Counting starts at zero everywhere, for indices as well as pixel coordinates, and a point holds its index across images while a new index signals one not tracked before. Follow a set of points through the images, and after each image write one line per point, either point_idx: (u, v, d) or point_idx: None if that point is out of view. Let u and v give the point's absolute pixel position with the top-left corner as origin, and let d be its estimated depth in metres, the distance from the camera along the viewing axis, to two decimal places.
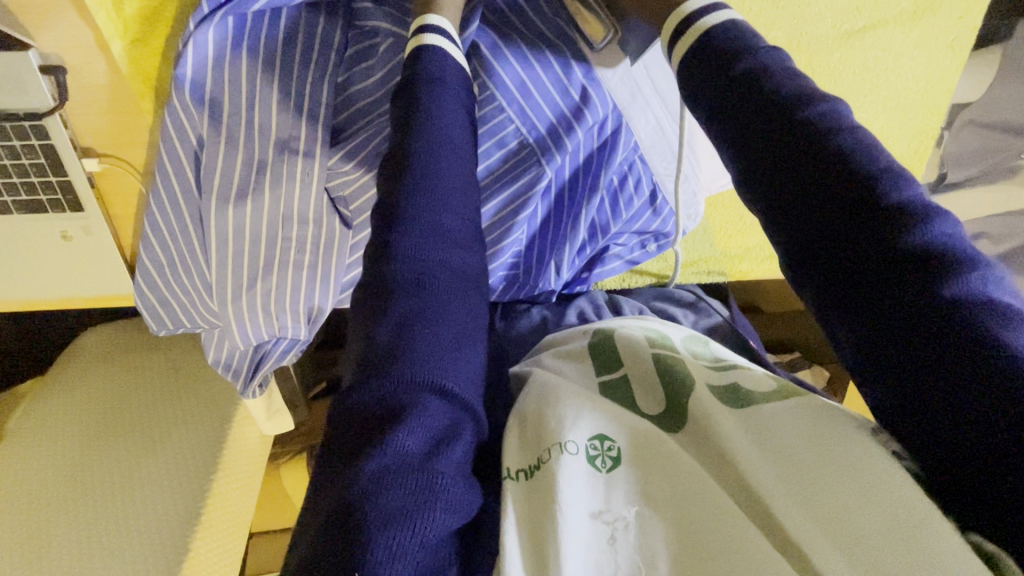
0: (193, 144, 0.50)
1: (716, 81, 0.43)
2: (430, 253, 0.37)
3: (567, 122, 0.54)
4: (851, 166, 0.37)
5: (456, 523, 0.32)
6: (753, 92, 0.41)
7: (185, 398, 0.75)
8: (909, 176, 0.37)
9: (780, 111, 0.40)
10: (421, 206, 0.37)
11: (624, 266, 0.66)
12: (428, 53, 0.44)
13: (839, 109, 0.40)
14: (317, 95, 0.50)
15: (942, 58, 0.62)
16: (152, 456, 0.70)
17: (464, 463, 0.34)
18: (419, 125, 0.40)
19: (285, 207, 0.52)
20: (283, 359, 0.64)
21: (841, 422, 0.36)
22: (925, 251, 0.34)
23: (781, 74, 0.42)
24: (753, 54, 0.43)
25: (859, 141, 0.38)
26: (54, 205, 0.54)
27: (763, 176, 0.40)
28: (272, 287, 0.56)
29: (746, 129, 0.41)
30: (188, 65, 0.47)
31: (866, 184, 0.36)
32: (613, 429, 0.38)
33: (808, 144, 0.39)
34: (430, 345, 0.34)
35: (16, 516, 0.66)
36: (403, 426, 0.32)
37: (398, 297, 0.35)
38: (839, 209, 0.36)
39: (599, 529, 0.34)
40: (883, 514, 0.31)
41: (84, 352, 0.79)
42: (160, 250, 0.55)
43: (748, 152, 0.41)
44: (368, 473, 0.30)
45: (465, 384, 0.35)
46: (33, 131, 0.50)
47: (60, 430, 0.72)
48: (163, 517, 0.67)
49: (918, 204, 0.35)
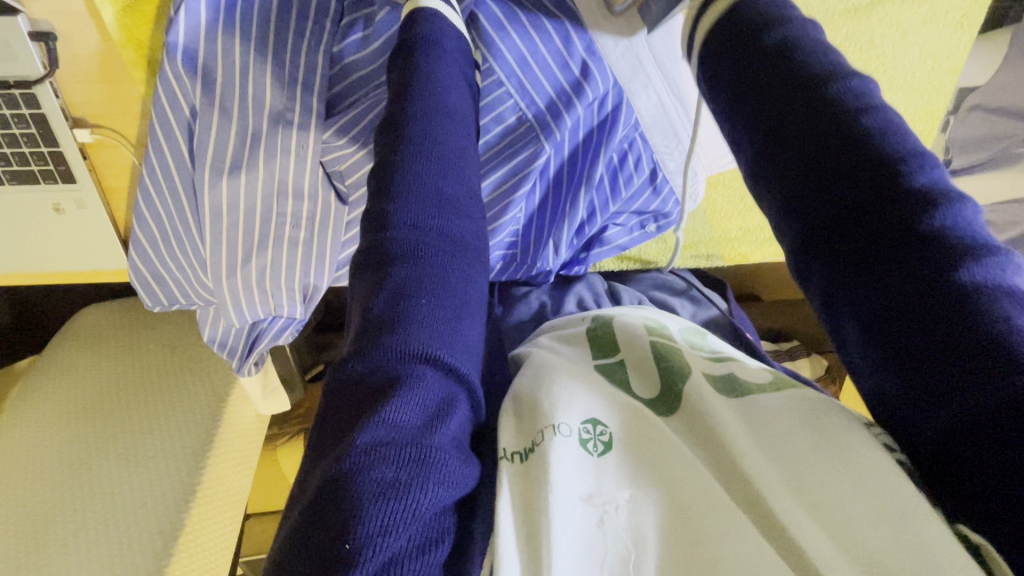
0: (186, 115, 0.50)
1: (748, 47, 0.40)
2: (424, 220, 0.36)
3: (567, 97, 0.53)
4: (876, 145, 0.35)
5: (451, 497, 0.32)
6: (781, 66, 0.39)
7: (180, 378, 0.74)
8: (931, 160, 0.36)
9: (807, 83, 0.38)
10: (417, 173, 0.37)
11: (617, 250, 0.65)
12: (425, 18, 0.42)
13: (870, 90, 0.38)
14: (312, 66, 0.49)
15: (951, 35, 0.60)
16: (148, 434, 0.70)
17: (459, 437, 0.33)
18: (414, 91, 0.39)
19: (280, 181, 0.52)
20: (278, 338, 0.64)
21: (842, 418, 0.37)
22: (945, 237, 0.32)
23: (812, 48, 0.40)
24: (788, 29, 0.40)
25: (886, 121, 0.36)
26: (46, 176, 0.54)
27: (782, 146, 0.38)
28: (269, 263, 0.56)
29: (769, 99, 0.39)
30: (180, 32, 0.46)
31: (888, 163, 0.34)
32: (607, 414, 0.38)
33: (834, 124, 0.36)
34: (425, 315, 0.34)
35: (15, 491, 0.66)
36: (398, 397, 0.31)
37: (395, 266, 0.35)
38: (857, 187, 0.35)
39: (589, 512, 0.33)
40: (876, 509, 0.32)
41: (79, 330, 0.79)
42: (154, 224, 0.55)
43: (769, 127, 0.39)
44: (361, 446, 0.30)
45: (460, 355, 0.35)
46: (23, 99, 0.49)
47: (58, 406, 0.72)
48: (160, 492, 0.67)
49: (941, 188, 0.34)
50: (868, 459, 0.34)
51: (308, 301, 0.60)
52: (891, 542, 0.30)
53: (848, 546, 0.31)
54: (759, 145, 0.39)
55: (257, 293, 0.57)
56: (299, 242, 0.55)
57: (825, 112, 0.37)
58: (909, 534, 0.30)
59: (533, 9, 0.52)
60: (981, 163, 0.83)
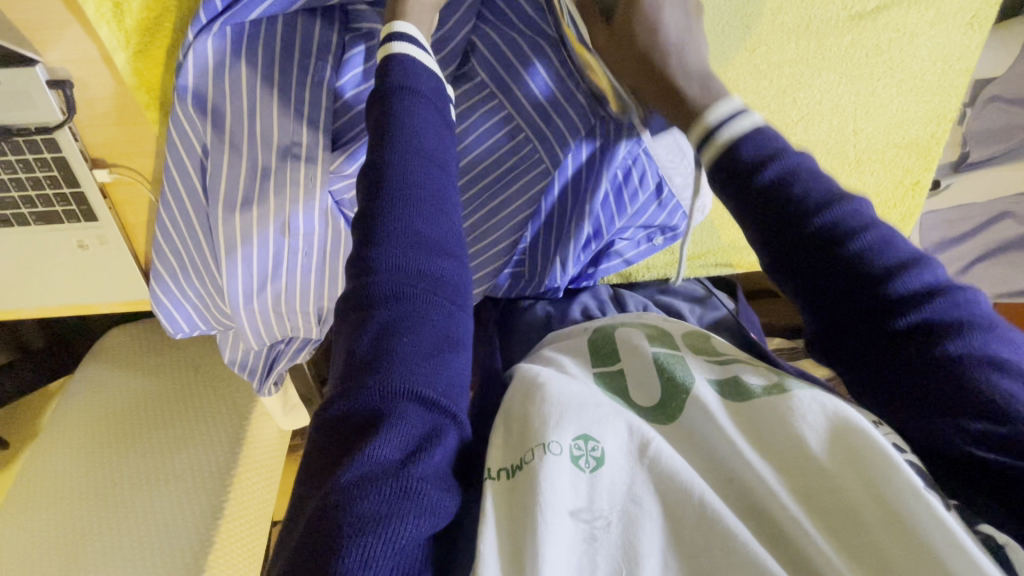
0: (198, 153, 0.51)
1: (741, 190, 0.43)
2: (408, 264, 0.37)
3: (568, 117, 0.53)
4: (874, 270, 0.38)
5: (431, 528, 0.32)
6: (777, 203, 0.41)
7: (204, 397, 0.77)
8: (923, 259, 0.40)
9: (799, 217, 0.40)
10: (404, 221, 0.38)
11: (631, 260, 0.64)
12: (397, 63, 0.43)
13: (858, 206, 0.41)
14: (316, 101, 0.50)
15: (961, 35, 0.60)
16: (176, 452, 0.73)
17: (443, 468, 0.35)
18: (395, 138, 0.40)
19: (288, 212, 0.53)
20: (297, 357, 0.65)
21: (845, 411, 0.35)
22: (951, 347, 0.36)
23: (802, 172, 0.42)
24: (776, 159, 0.42)
25: (881, 237, 0.40)
26: (69, 215, 0.56)
27: (787, 270, 0.41)
28: (281, 289, 0.57)
29: (771, 226, 0.41)
30: (189, 75, 0.47)
31: (890, 283, 0.38)
32: (598, 429, 0.36)
33: (837, 259, 0.39)
34: (406, 355, 0.35)
35: (55, 511, 0.69)
36: (380, 435, 0.33)
37: (378, 308, 0.36)
38: (861, 306, 0.39)
39: (579, 528, 0.33)
40: (870, 490, 0.32)
41: (107, 352, 0.81)
42: (171, 254, 0.56)
43: (786, 262, 0.41)
44: (345, 482, 0.31)
45: (444, 391, 0.36)
46: (45, 144, 0.51)
47: (89, 428, 0.75)
48: (189, 509, 0.69)
49: (936, 289, 0.38)
50: (866, 449, 0.33)
51: (323, 323, 0.61)
52: (900, 548, 0.30)
53: (856, 544, 0.31)
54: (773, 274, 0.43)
55: (272, 317, 0.59)
56: (311, 267, 0.56)
57: (819, 242, 0.40)
58: (904, 519, 0.30)
59: (531, 33, 0.52)
60: (995, 156, 0.84)
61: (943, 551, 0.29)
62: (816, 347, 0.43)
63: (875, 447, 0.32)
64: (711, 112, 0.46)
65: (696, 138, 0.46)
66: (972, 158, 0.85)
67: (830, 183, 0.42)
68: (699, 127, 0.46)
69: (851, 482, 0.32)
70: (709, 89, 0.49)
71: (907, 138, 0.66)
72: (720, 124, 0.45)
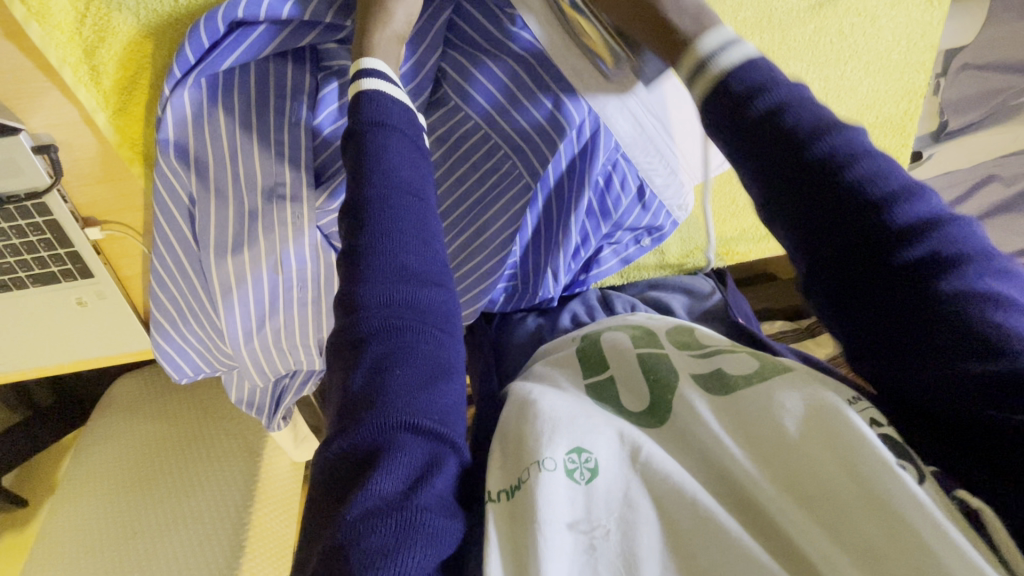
0: (185, 203, 0.52)
1: (732, 117, 0.41)
2: (392, 296, 0.38)
3: (546, 132, 0.54)
4: (869, 199, 0.37)
5: (436, 557, 0.33)
6: (771, 132, 0.40)
7: (215, 436, 0.78)
8: (919, 189, 0.38)
9: (798, 150, 0.39)
10: (388, 253, 0.39)
11: (620, 264, 0.65)
12: (369, 99, 0.44)
13: (857, 139, 0.39)
14: (296, 141, 0.51)
15: (921, 12, 0.61)
16: (192, 495, 0.73)
17: (447, 495, 0.35)
18: (369, 170, 0.41)
19: (279, 250, 0.54)
20: (303, 390, 0.66)
21: (826, 397, 0.35)
22: (951, 285, 0.34)
23: (796, 105, 0.40)
24: (767, 92, 0.41)
25: (875, 168, 0.38)
26: (66, 274, 0.57)
27: (781, 197, 0.39)
28: (279, 327, 0.58)
29: (766, 154, 0.40)
30: (169, 128, 0.49)
31: (883, 211, 0.36)
32: (590, 440, 0.37)
33: (838, 197, 0.37)
34: (401, 387, 0.36)
35: (78, 564, 0.70)
36: (380, 469, 0.33)
37: (369, 343, 0.37)
38: (864, 250, 0.37)
39: (577, 540, 0.33)
40: (851, 473, 0.32)
41: (115, 402, 0.82)
42: (169, 303, 0.57)
43: (793, 207, 0.39)
44: (350, 518, 0.32)
45: (439, 418, 0.37)
46: (36, 209, 0.52)
47: (103, 480, 0.75)
48: (209, 550, 0.70)
49: (931, 220, 0.36)
50: (845, 431, 0.33)
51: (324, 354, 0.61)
52: (895, 546, 0.29)
53: (849, 542, 0.30)
54: (779, 221, 0.40)
55: (275, 354, 0.60)
56: (307, 304, 0.57)
57: (820, 171, 0.38)
58: (886, 501, 0.30)
59: (496, 52, 0.53)
60: (974, 122, 0.85)
61: (927, 534, 0.28)
62: (818, 305, 0.40)
63: (854, 430, 0.33)
64: (702, 40, 0.44)
65: (686, 71, 0.45)
66: (951, 126, 0.85)
67: (827, 114, 0.40)
68: (691, 56, 0.44)
69: (837, 470, 0.32)
70: (701, 20, 0.46)
71: (882, 116, 0.68)
72: (710, 53, 0.44)
